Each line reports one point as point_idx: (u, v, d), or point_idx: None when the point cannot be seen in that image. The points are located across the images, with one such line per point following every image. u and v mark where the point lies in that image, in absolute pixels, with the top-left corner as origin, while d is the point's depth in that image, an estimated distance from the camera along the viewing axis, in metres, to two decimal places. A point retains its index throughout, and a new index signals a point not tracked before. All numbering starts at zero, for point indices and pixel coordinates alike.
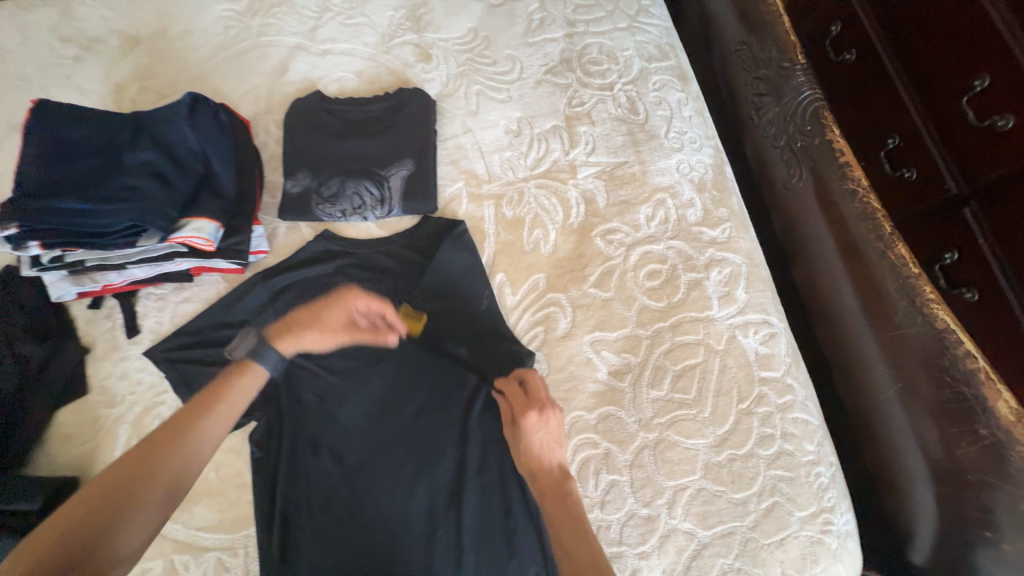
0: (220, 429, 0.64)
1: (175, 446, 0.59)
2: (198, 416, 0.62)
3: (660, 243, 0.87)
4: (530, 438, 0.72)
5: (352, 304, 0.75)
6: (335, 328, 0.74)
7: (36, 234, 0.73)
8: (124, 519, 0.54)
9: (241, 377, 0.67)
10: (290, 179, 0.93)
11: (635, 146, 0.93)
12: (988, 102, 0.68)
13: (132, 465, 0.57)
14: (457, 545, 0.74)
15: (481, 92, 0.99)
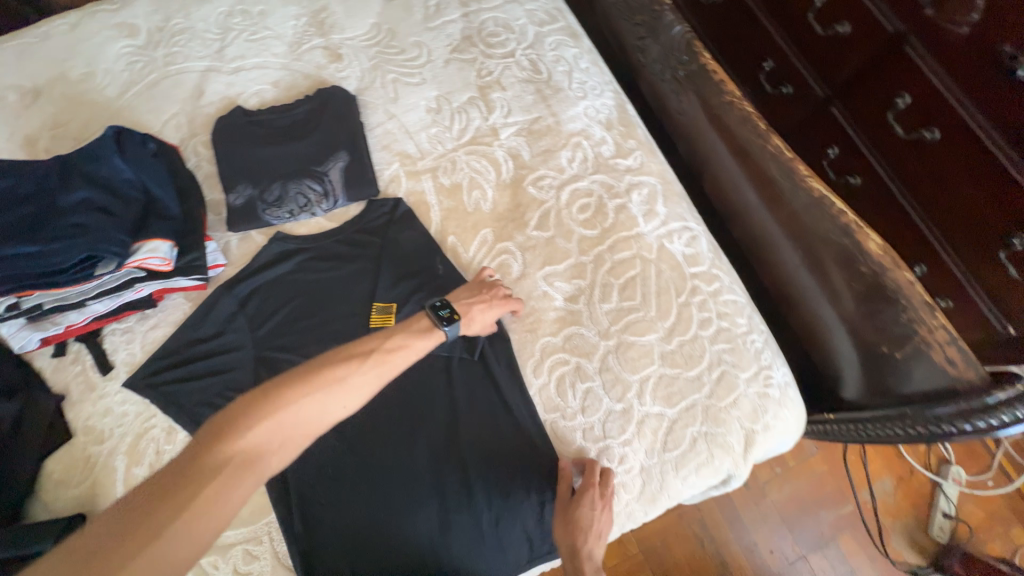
0: (396, 365, 0.72)
1: (339, 375, 0.67)
2: (382, 347, 0.73)
3: (584, 179, 0.98)
4: (586, 521, 0.77)
5: (507, 306, 0.86)
6: (488, 322, 0.85)
7: None
8: (293, 436, 0.61)
9: (423, 330, 0.78)
10: (232, 193, 0.97)
11: (545, 102, 1.03)
12: (827, 13, 1.12)
13: (319, 381, 0.65)
14: (466, 478, 0.82)
15: (397, 79, 1.06)
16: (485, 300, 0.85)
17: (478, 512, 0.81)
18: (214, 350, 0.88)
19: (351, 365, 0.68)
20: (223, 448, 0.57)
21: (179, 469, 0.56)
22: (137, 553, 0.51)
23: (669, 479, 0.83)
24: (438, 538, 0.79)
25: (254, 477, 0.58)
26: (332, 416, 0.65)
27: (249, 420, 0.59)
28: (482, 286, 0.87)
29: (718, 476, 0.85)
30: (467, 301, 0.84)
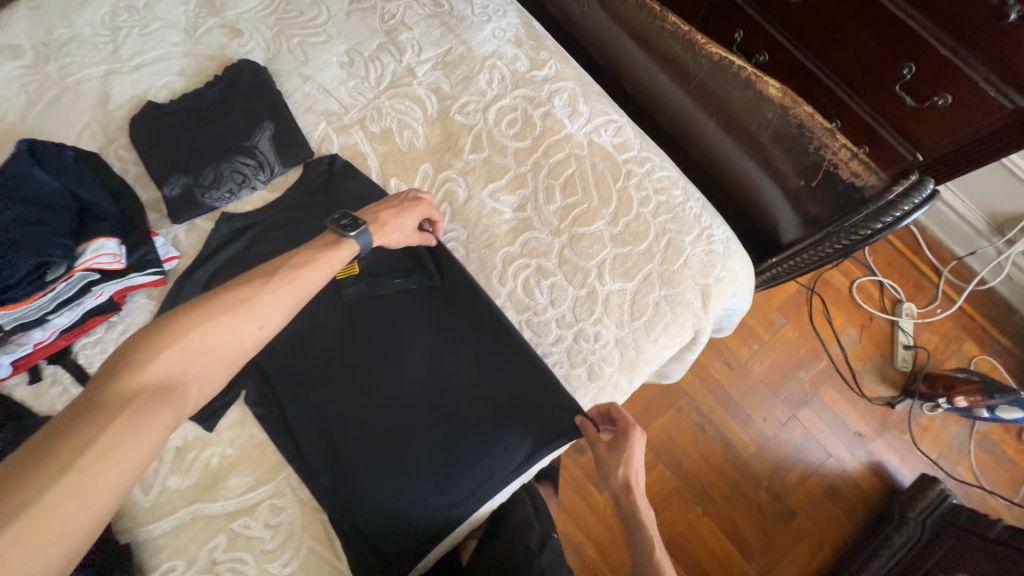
0: (304, 285, 0.73)
1: (243, 299, 0.67)
2: (285, 269, 0.72)
3: (506, 97, 1.01)
4: (631, 455, 0.83)
5: (417, 211, 0.88)
6: (407, 231, 0.87)
7: None
8: (205, 364, 0.63)
9: (339, 250, 0.78)
10: (167, 186, 0.97)
11: (452, 32, 1.05)
12: None
13: (221, 306, 0.66)
14: (461, 387, 0.89)
15: (302, 42, 1.05)
16: (395, 208, 0.87)
17: (477, 415, 0.88)
18: None
19: (257, 286, 0.69)
20: (129, 381, 0.58)
21: (82, 409, 0.55)
22: (51, 485, 0.50)
23: (642, 343, 0.91)
24: (452, 444, 0.86)
25: (172, 406, 0.59)
26: (246, 336, 0.66)
27: (148, 351, 0.60)
28: (392, 200, 0.88)
29: (685, 332, 0.93)
30: (376, 212, 0.85)
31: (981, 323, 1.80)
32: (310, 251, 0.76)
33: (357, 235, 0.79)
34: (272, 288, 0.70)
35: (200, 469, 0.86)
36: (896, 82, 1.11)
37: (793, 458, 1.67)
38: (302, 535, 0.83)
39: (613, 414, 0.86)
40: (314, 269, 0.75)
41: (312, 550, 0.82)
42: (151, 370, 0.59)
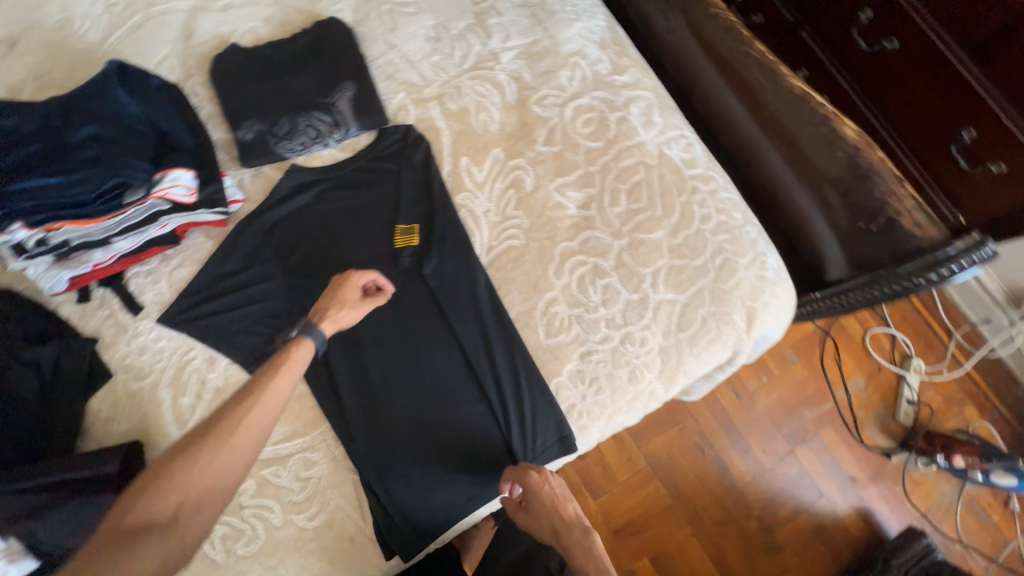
0: (280, 396, 0.71)
1: (226, 422, 0.67)
2: (260, 383, 0.71)
3: (586, 96, 1.03)
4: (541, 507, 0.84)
5: (353, 283, 0.82)
6: (356, 304, 0.82)
7: (23, 214, 0.77)
8: (192, 494, 0.63)
9: (301, 353, 0.75)
10: (240, 129, 0.97)
11: (541, 24, 1.07)
12: None
13: (204, 434, 0.66)
14: (499, 375, 0.89)
15: (393, 9, 1.07)
16: (335, 290, 0.82)
17: (507, 405, 0.88)
18: (249, 278, 0.92)
19: (233, 409, 0.68)
20: (121, 522, 0.60)
21: (88, 548, 0.59)
22: None
23: (684, 355, 0.93)
24: (487, 427, 0.88)
25: (160, 540, 0.60)
26: (229, 467, 0.65)
27: (143, 488, 0.62)
28: (332, 284, 0.83)
29: (726, 350, 0.95)
30: (319, 304, 0.81)
31: (983, 390, 1.84)
32: (276, 360, 0.74)
33: (311, 335, 0.76)
34: (247, 410, 0.68)
35: None
36: (952, 143, 1.14)
37: (784, 493, 1.70)
38: (330, 493, 0.83)
39: (515, 481, 0.84)
40: (285, 382, 0.72)
41: (339, 507, 0.83)
42: (138, 510, 0.61)
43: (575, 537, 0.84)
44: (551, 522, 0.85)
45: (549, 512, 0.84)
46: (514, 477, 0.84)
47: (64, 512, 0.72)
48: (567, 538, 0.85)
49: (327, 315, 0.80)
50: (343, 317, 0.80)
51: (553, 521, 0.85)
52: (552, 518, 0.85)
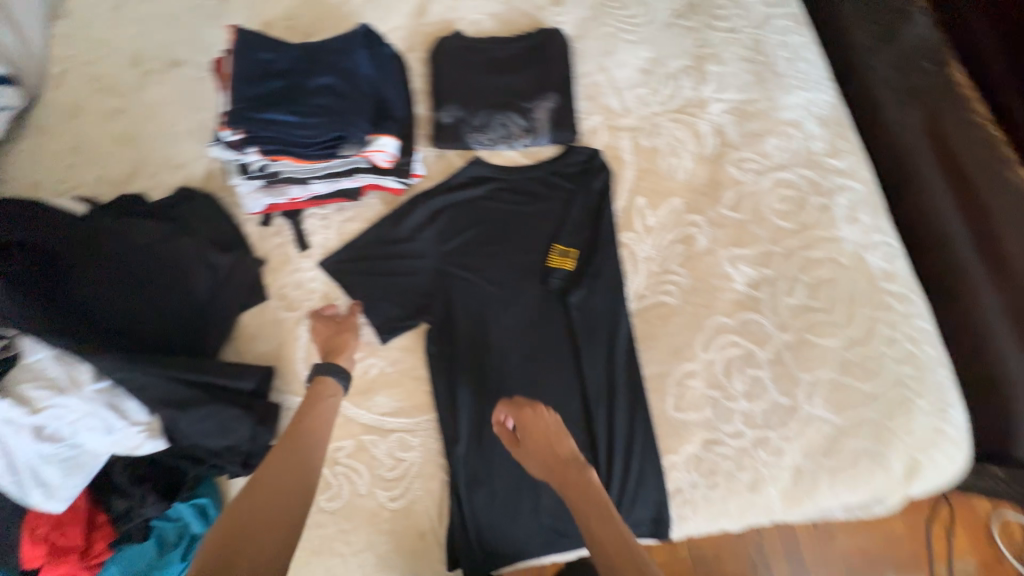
0: (327, 418, 0.78)
1: (291, 451, 0.71)
2: (305, 414, 0.77)
3: (789, 170, 0.96)
4: (531, 436, 0.74)
5: (323, 319, 0.90)
6: (344, 331, 0.88)
7: (257, 141, 0.84)
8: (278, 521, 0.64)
9: (327, 386, 0.81)
10: (441, 112, 1.01)
11: (762, 84, 1.02)
12: None
13: (271, 469, 0.69)
14: (614, 431, 0.83)
15: (614, 34, 1.08)
16: (330, 328, 0.89)
17: (611, 466, 0.82)
18: (406, 250, 0.95)
19: (284, 446, 0.72)
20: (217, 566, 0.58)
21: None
22: None
23: (819, 485, 0.81)
24: None
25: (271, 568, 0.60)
26: (293, 503, 0.66)
27: (228, 531, 0.61)
28: (313, 327, 0.89)
29: (870, 496, 0.82)
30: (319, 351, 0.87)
31: None
32: (306, 401, 0.79)
33: (331, 373, 0.82)
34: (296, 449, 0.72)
35: (357, 373, 0.89)
36: None
37: None
38: (415, 482, 0.83)
39: (509, 413, 0.76)
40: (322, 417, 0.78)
41: (420, 499, 0.82)
42: (231, 550, 0.59)
43: (579, 481, 0.70)
44: (551, 463, 0.72)
45: (545, 448, 0.72)
46: (506, 409, 0.77)
47: (200, 412, 0.77)
48: (569, 486, 0.70)
49: (336, 351, 0.86)
50: (345, 346, 0.86)
51: (556, 460, 0.72)
52: (552, 457, 0.72)
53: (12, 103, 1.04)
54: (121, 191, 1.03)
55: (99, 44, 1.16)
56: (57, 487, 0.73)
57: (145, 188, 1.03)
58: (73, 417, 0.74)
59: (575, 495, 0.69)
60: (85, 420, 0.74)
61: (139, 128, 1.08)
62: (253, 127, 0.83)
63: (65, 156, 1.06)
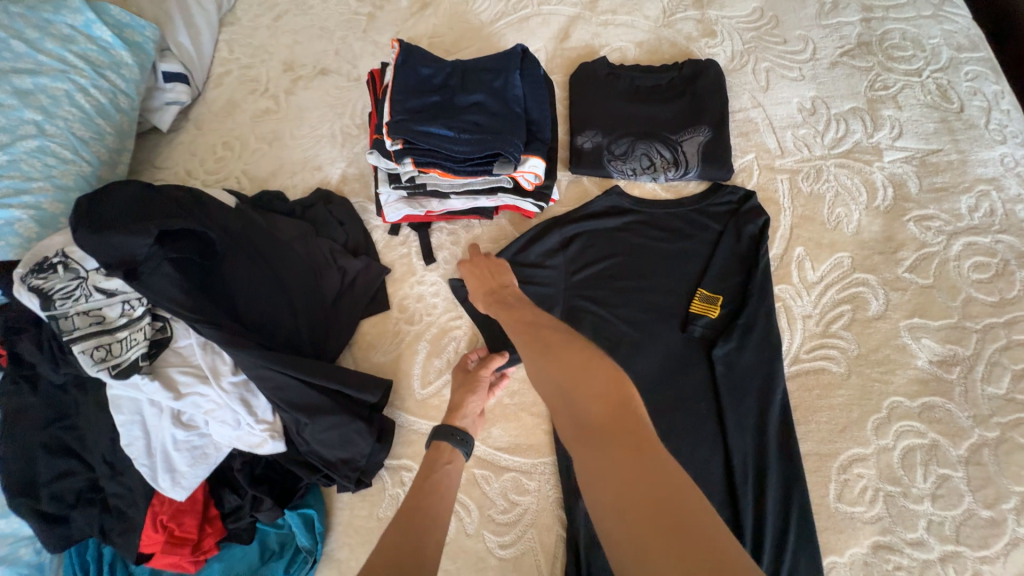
0: (454, 475, 0.70)
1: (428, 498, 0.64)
2: (436, 466, 0.70)
3: (987, 235, 0.83)
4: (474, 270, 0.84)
5: (457, 369, 0.83)
6: (473, 385, 0.79)
7: (412, 151, 0.83)
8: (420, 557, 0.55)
9: (449, 446, 0.72)
10: (581, 136, 0.98)
11: (951, 134, 0.90)
12: None
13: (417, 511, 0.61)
14: (762, 513, 0.72)
15: (772, 69, 1.00)
16: (464, 379, 0.81)
17: (759, 555, 0.70)
18: (534, 275, 0.90)
19: (414, 500, 0.63)
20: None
21: None
22: None
23: None
24: None
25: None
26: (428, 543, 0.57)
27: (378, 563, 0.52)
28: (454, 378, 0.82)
29: None
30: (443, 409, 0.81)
31: None
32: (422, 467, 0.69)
33: (448, 436, 0.73)
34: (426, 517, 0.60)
35: None
36: None
37: None
38: (530, 530, 0.76)
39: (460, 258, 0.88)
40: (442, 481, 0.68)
41: (533, 551, 0.75)
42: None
43: (500, 292, 0.79)
44: (482, 288, 0.81)
45: (480, 275, 0.83)
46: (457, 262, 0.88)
47: (331, 421, 0.75)
48: (492, 298, 0.79)
49: (454, 410, 0.77)
50: (462, 406, 0.77)
51: (487, 283, 0.82)
52: (485, 280, 0.82)
53: (182, 99, 1.13)
54: (262, 186, 1.08)
55: (255, 49, 1.24)
56: (183, 474, 0.72)
57: (285, 186, 1.07)
58: (209, 407, 0.73)
59: (494, 302, 0.78)
60: (219, 413, 0.73)
61: (284, 129, 1.14)
62: (410, 137, 0.82)
63: (216, 150, 1.13)
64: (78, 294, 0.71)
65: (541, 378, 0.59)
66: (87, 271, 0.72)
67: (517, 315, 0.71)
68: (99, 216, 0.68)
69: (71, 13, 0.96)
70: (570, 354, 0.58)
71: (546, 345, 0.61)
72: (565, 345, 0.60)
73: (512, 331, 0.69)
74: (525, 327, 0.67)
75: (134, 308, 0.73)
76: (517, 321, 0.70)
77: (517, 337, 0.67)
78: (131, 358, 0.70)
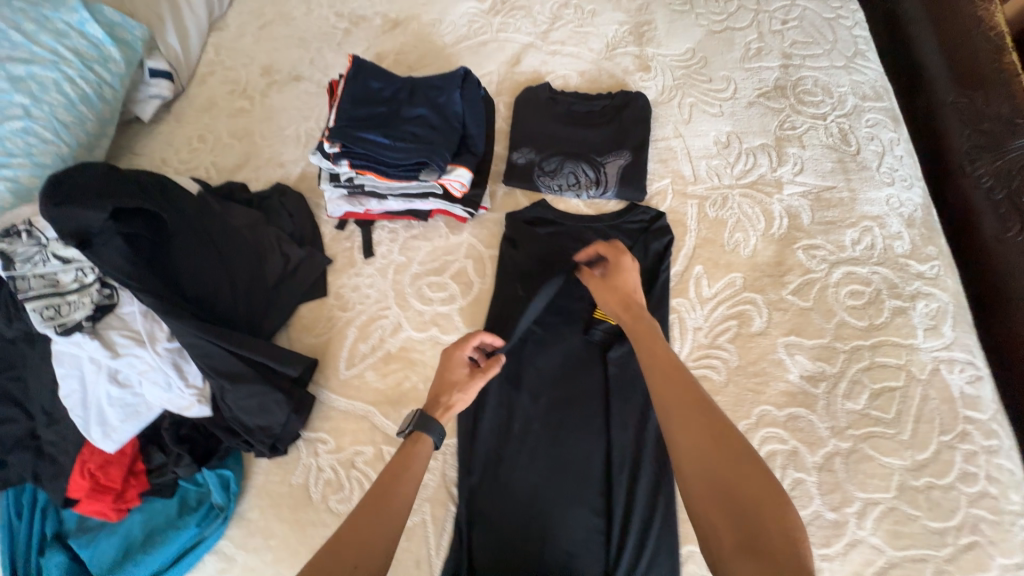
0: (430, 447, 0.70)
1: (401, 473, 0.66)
2: (420, 443, 0.70)
3: (865, 266, 0.91)
4: (624, 276, 0.81)
5: (460, 359, 0.78)
6: (466, 383, 0.76)
7: (350, 155, 0.94)
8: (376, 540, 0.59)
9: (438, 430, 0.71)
10: (516, 152, 1.07)
11: (845, 174, 0.99)
12: None
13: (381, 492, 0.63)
14: (630, 502, 0.79)
15: (695, 104, 1.10)
16: (456, 367, 0.78)
17: (624, 538, 0.77)
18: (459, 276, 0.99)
19: (388, 482, 0.64)
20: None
21: None
22: None
23: None
24: (593, 547, 0.78)
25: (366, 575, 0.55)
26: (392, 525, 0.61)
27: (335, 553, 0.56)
28: (448, 362, 0.78)
29: None
30: (433, 390, 0.77)
31: None
32: (396, 458, 0.68)
33: (429, 431, 0.71)
34: (376, 521, 0.60)
35: (393, 382, 0.93)
36: None
37: None
38: (425, 504, 0.83)
39: (605, 255, 0.84)
40: (407, 485, 0.65)
41: (424, 524, 0.82)
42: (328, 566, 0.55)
43: (644, 320, 0.73)
44: (623, 302, 0.77)
45: (625, 289, 0.79)
46: (608, 250, 0.84)
47: (249, 390, 0.83)
48: (635, 321, 0.74)
49: (445, 406, 0.74)
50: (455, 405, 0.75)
51: (627, 298, 0.78)
52: (627, 295, 0.78)
53: (164, 93, 1.23)
54: (228, 177, 1.17)
55: (239, 53, 1.35)
56: (114, 428, 0.80)
57: (250, 179, 1.17)
58: (143, 368, 0.81)
59: (638, 328, 0.72)
60: (150, 374, 0.81)
61: (255, 127, 1.24)
62: (349, 142, 0.92)
63: (191, 141, 1.23)
64: (37, 259, 0.80)
65: (697, 467, 0.55)
66: (47, 240, 0.81)
67: (667, 362, 0.65)
68: (58, 189, 0.76)
69: (67, 11, 1.08)
70: (735, 455, 0.54)
71: (710, 427, 0.56)
72: (732, 443, 0.55)
73: (656, 380, 0.64)
74: (673, 387, 0.61)
75: (86, 275, 0.82)
76: (667, 370, 0.64)
77: (664, 394, 0.61)
78: (75, 319, 0.79)
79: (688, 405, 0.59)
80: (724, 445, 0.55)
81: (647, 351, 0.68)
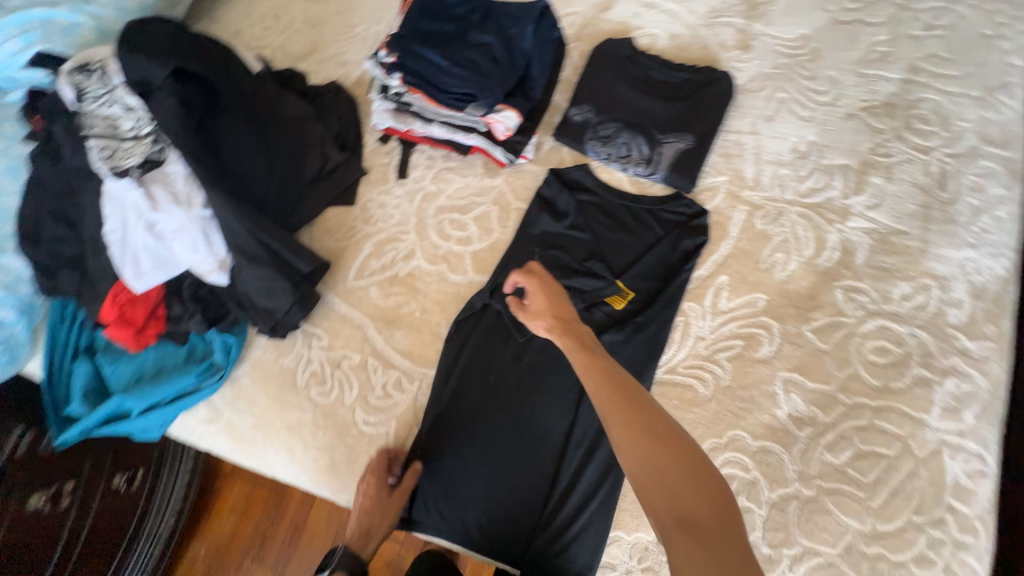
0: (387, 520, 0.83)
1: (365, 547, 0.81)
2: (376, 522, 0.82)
3: (905, 325, 0.83)
4: (558, 298, 0.73)
5: (375, 484, 0.84)
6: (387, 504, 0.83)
7: (404, 70, 0.93)
8: None
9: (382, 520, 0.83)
10: (575, 107, 1.01)
11: (925, 221, 0.88)
12: None
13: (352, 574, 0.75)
14: (577, 475, 0.82)
15: (785, 101, 0.98)
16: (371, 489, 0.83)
17: (562, 504, 0.81)
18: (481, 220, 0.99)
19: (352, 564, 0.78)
20: None
21: None
22: None
23: None
24: (531, 503, 0.82)
25: None
26: None
27: None
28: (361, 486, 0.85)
29: None
30: (357, 523, 0.83)
31: None
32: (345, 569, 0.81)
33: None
34: None
35: (393, 303, 0.96)
36: None
37: None
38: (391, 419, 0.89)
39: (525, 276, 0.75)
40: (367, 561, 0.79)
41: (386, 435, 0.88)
42: None
43: (594, 347, 0.66)
44: (560, 325, 0.69)
45: (560, 311, 0.71)
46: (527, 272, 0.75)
47: (263, 272, 0.89)
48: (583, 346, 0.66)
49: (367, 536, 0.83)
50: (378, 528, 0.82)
51: (566, 323, 0.70)
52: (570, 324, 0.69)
53: None
54: (291, 64, 1.18)
55: None
56: (143, 273, 0.87)
57: (310, 70, 1.16)
58: (174, 228, 0.87)
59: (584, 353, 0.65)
60: (180, 234, 0.87)
61: (327, 18, 1.22)
62: (405, 56, 0.92)
63: (265, 19, 1.23)
64: (104, 101, 0.85)
65: (666, 497, 0.51)
66: (114, 85, 0.85)
67: (620, 385, 0.59)
68: (133, 40, 0.82)
69: None
70: (697, 479, 0.52)
71: (674, 455, 0.53)
72: (698, 468, 0.53)
73: (613, 405, 0.58)
74: (633, 412, 0.57)
75: (141, 127, 0.86)
76: (619, 396, 0.58)
77: (623, 422, 0.56)
78: (127, 165, 0.85)
79: (645, 432, 0.54)
80: (689, 471, 0.53)
81: (597, 380, 0.61)
